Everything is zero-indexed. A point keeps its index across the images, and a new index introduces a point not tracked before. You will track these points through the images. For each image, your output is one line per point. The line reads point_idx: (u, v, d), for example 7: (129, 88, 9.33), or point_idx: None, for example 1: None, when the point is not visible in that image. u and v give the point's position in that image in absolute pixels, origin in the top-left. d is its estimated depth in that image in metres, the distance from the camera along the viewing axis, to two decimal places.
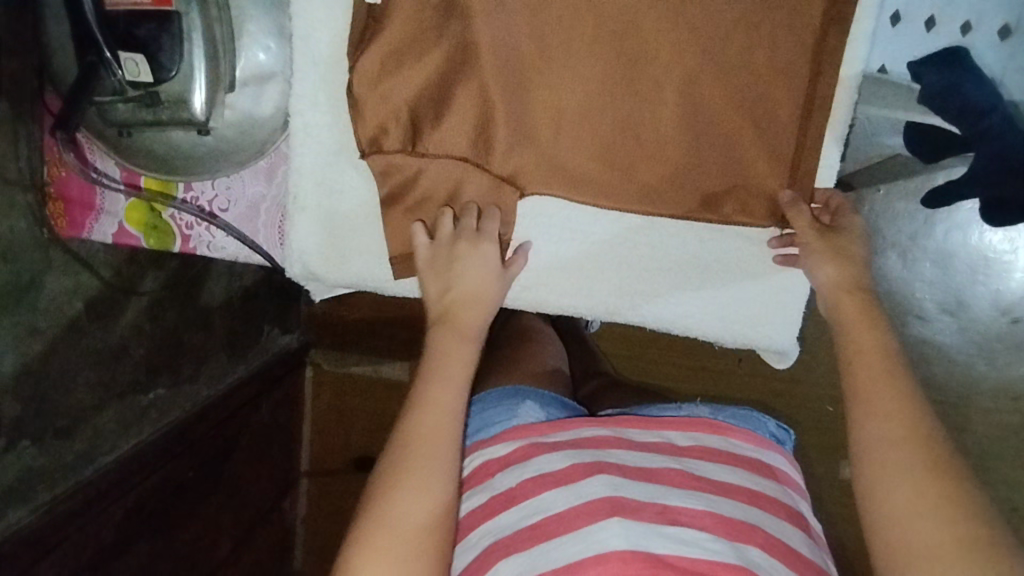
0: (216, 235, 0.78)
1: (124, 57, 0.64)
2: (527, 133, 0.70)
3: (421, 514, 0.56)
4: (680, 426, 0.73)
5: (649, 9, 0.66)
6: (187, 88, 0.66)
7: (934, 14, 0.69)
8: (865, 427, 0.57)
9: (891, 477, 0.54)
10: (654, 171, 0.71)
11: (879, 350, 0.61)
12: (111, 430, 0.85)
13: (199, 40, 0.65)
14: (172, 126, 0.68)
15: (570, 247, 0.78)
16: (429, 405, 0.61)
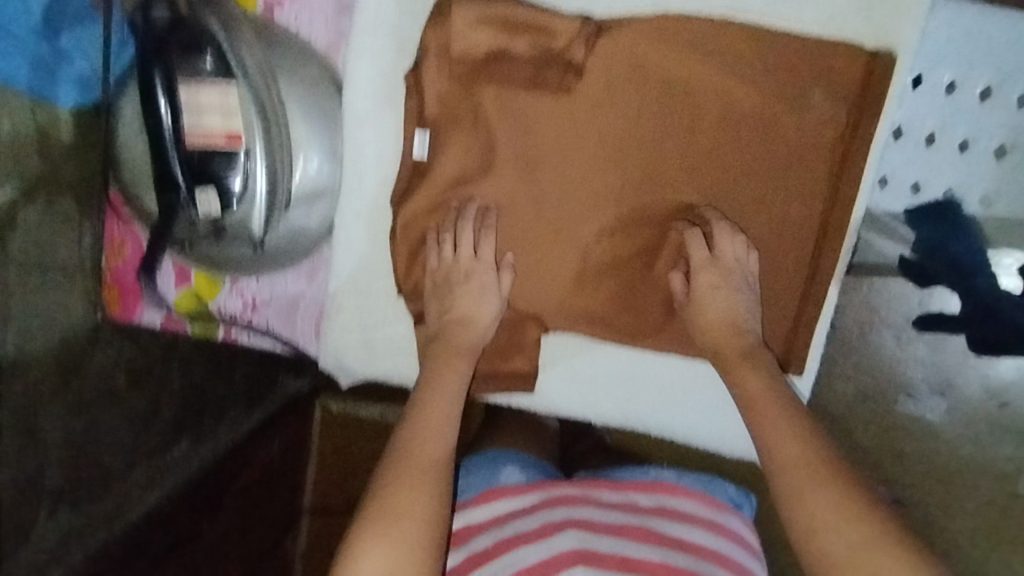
0: (257, 327, 0.85)
1: (199, 191, 0.70)
2: (546, 252, 0.80)
3: (423, 510, 0.61)
4: (642, 486, 0.78)
5: (665, 158, 0.78)
6: (249, 214, 0.71)
7: (934, 132, 0.85)
8: (771, 449, 0.65)
9: (802, 490, 0.61)
10: (658, 292, 0.81)
11: (759, 388, 0.71)
12: (143, 484, 0.63)
13: (263, 172, 0.70)
14: (230, 243, 0.74)
15: (588, 360, 0.84)
16: (430, 419, 0.68)
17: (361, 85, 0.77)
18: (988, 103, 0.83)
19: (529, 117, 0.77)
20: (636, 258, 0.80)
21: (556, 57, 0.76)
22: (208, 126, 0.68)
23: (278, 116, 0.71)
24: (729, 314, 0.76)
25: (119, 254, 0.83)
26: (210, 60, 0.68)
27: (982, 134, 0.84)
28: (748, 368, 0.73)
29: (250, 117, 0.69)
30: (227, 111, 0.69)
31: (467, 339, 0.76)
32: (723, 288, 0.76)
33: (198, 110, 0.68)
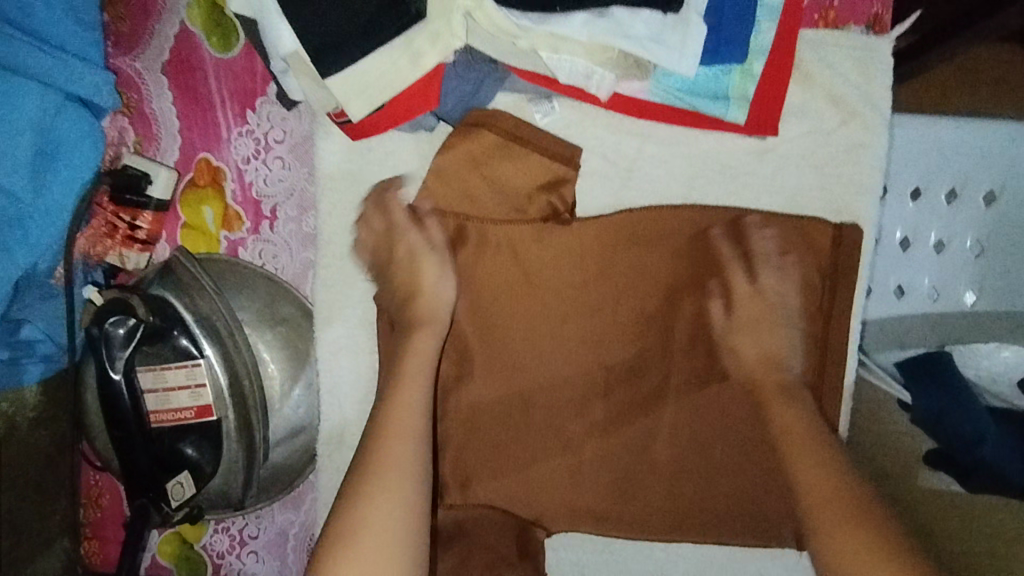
0: (247, 562, 0.80)
1: (170, 481, 0.67)
2: (537, 444, 0.78)
3: (396, 530, 0.60)
4: None
5: (645, 338, 0.78)
6: (229, 479, 0.69)
7: (908, 236, 0.84)
8: (799, 482, 0.66)
9: (835, 532, 0.63)
10: (658, 474, 0.78)
11: (792, 421, 0.70)
12: None
13: (238, 435, 0.68)
14: (213, 507, 0.71)
15: (593, 558, 0.81)
16: (397, 395, 0.67)
17: (334, 313, 0.75)
18: (955, 206, 0.82)
19: (504, 316, 0.77)
20: (631, 441, 0.78)
21: (526, 262, 0.76)
22: (176, 405, 0.67)
23: (249, 372, 0.69)
24: (766, 351, 0.73)
25: (97, 504, 0.79)
26: (181, 345, 0.68)
27: (955, 234, 0.83)
28: (785, 403, 0.71)
29: (218, 385, 0.68)
30: (196, 388, 0.67)
31: (434, 311, 0.71)
32: (768, 324, 0.74)
33: (165, 391, 0.67)
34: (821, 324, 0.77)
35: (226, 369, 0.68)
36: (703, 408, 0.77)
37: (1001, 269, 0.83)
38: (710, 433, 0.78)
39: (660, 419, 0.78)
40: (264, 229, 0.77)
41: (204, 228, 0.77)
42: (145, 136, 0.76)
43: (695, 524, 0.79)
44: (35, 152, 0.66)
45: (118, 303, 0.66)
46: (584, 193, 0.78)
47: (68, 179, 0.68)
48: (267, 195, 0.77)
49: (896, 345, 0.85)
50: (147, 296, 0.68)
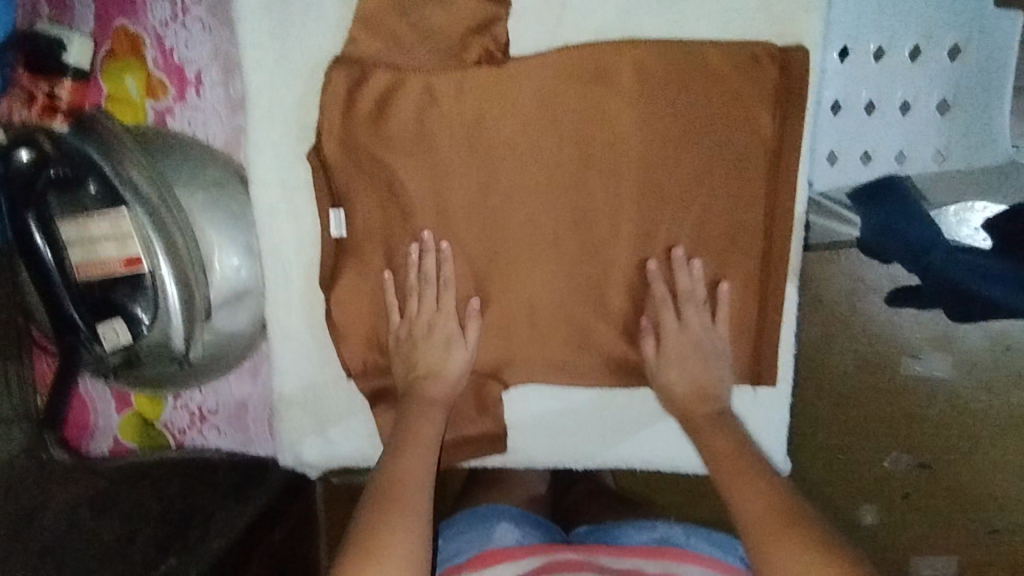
0: (209, 437, 0.81)
1: (103, 326, 0.68)
2: (492, 295, 0.77)
3: (408, 546, 0.59)
4: (648, 552, 0.75)
5: (593, 179, 0.75)
6: (165, 333, 0.69)
7: (872, 99, 0.78)
8: (738, 504, 0.64)
9: (771, 545, 0.59)
10: (616, 316, 0.78)
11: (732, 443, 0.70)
12: None
13: (173, 288, 0.67)
14: (156, 364, 0.71)
15: (556, 411, 0.80)
16: (414, 444, 0.69)
17: (270, 174, 0.74)
18: (919, 62, 0.77)
19: (446, 163, 0.74)
20: (587, 287, 0.77)
21: (466, 109, 0.73)
22: (102, 256, 0.66)
23: (180, 223, 0.68)
24: (698, 382, 0.75)
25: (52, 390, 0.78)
26: (93, 192, 0.66)
27: (923, 91, 0.78)
28: (713, 431, 0.72)
29: (144, 234, 0.66)
30: (121, 238, 0.66)
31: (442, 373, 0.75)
32: (694, 356, 0.76)
33: (90, 242, 0.66)
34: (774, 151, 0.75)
35: (151, 223, 0.67)
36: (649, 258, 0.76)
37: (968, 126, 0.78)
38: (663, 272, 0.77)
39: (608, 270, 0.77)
40: (190, 95, 0.74)
41: (129, 99, 0.74)
42: (58, 5, 0.73)
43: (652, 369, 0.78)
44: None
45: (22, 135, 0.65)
46: (519, 33, 0.75)
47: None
48: (189, 60, 0.74)
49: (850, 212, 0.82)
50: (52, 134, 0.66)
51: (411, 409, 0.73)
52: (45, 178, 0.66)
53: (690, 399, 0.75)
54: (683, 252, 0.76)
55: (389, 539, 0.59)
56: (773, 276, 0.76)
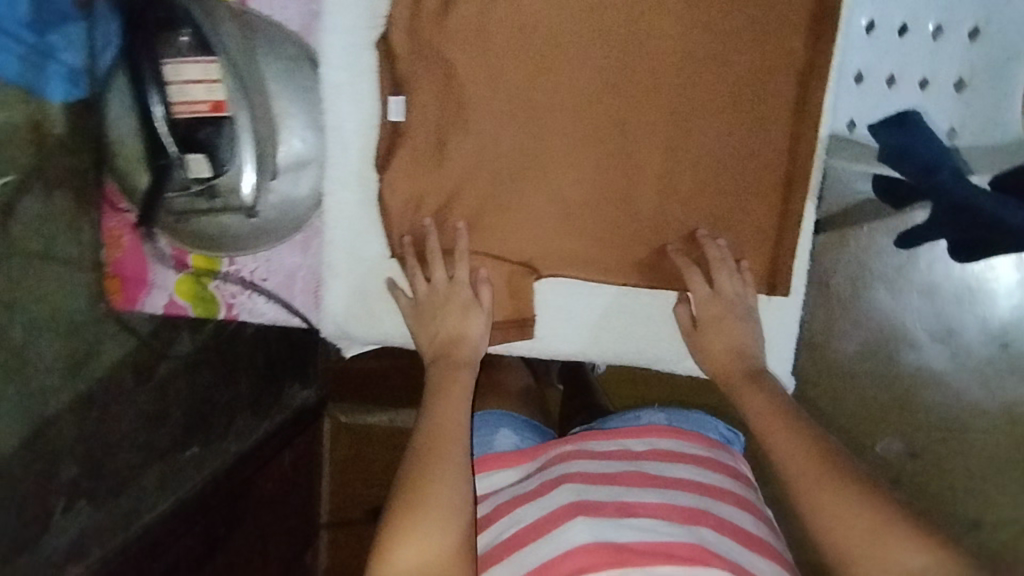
0: (257, 302, 0.87)
1: (188, 157, 0.74)
2: (533, 190, 0.83)
3: (454, 495, 0.63)
4: (637, 433, 0.78)
5: (636, 88, 0.81)
6: (237, 178, 0.76)
7: (893, 73, 0.86)
8: (773, 450, 0.67)
9: (807, 483, 0.62)
10: (647, 218, 0.83)
11: (765, 406, 0.72)
12: (153, 488, 0.80)
13: (247, 138, 0.75)
14: (222, 211, 0.78)
15: (582, 304, 0.86)
16: (445, 402, 0.74)
17: (340, 57, 0.81)
18: (940, 41, 0.84)
19: (502, 61, 0.81)
20: (623, 187, 0.83)
21: (525, 15, 0.80)
22: (191, 97, 0.73)
23: (258, 85, 0.76)
24: (733, 344, 0.80)
25: (119, 246, 0.84)
26: (183, 40, 0.73)
27: (939, 71, 0.85)
28: (751, 391, 0.75)
29: (232, 84, 0.75)
30: (210, 83, 0.74)
31: (470, 348, 0.80)
32: (729, 319, 0.81)
33: (181, 83, 0.73)
34: (804, 76, 0.81)
35: (235, 78, 0.74)
36: (681, 168, 0.82)
37: (981, 104, 0.84)
38: (694, 180, 0.82)
39: (642, 177, 0.83)
40: None
41: None
42: None
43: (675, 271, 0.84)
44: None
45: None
46: None
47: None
48: None
49: (872, 164, 0.86)
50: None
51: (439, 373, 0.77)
52: (139, 17, 0.74)
53: (721, 366, 0.80)
54: (712, 166, 0.82)
55: (434, 489, 0.63)
56: (795, 192, 0.82)
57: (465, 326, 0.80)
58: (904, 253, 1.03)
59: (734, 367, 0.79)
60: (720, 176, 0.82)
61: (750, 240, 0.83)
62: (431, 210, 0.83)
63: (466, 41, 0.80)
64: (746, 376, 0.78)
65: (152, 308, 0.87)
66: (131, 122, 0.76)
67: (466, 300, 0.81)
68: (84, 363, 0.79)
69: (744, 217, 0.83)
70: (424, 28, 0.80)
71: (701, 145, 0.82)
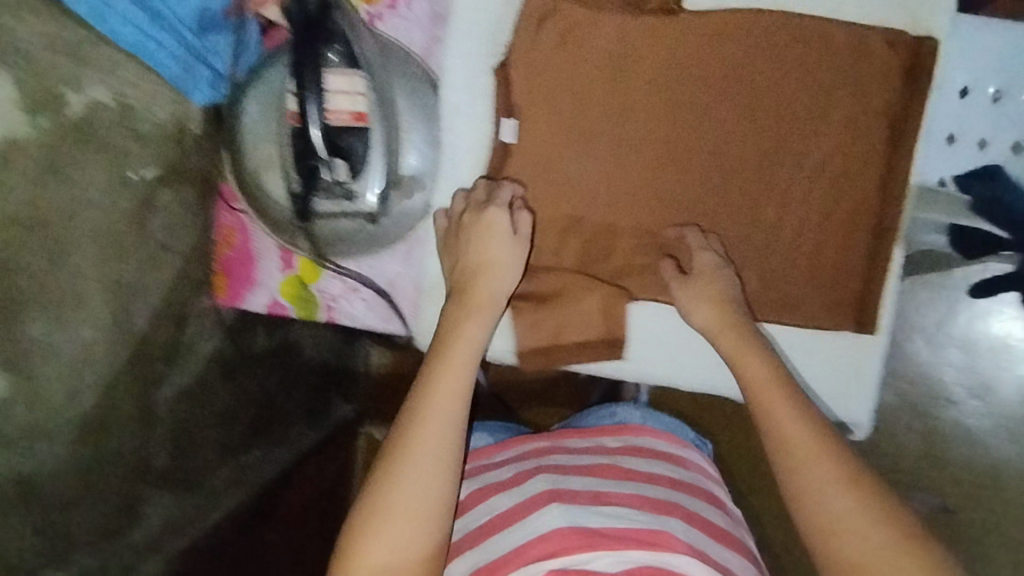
0: (356, 307, 0.88)
1: (334, 162, 0.79)
2: (631, 215, 0.86)
3: (431, 477, 0.63)
4: (609, 431, 0.81)
5: (737, 126, 0.85)
6: (367, 185, 0.82)
7: (954, 132, 0.88)
8: (772, 427, 0.68)
9: (799, 467, 0.64)
10: (742, 250, 0.86)
11: (759, 369, 0.74)
12: (227, 476, 0.88)
13: (378, 148, 0.81)
14: (343, 213, 0.83)
15: (676, 330, 0.87)
16: (447, 359, 0.71)
17: (457, 78, 0.85)
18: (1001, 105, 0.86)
19: (609, 93, 0.85)
20: (719, 219, 0.86)
21: (634, 51, 0.84)
22: (338, 107, 0.79)
23: (387, 101, 0.81)
24: (717, 294, 0.81)
25: (228, 243, 0.86)
26: (332, 55, 0.78)
27: (1000, 132, 0.86)
28: (750, 348, 0.76)
29: (372, 98, 0.80)
30: (353, 95, 0.79)
31: (489, 288, 0.78)
32: (726, 273, 0.82)
33: (332, 93, 0.78)
34: (897, 126, 0.84)
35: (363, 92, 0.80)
36: (771, 205, 0.85)
37: None
38: (788, 216, 0.85)
39: (733, 210, 0.86)
40: (401, 5, 0.86)
41: None
42: None
43: (766, 304, 0.86)
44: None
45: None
46: None
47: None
48: None
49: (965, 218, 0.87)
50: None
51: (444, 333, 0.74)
52: (308, 27, 0.77)
53: (716, 323, 0.80)
54: (807, 204, 0.85)
55: (415, 468, 0.63)
56: (885, 236, 0.84)
57: (496, 248, 0.79)
58: (945, 307, 1.14)
59: (727, 327, 0.79)
60: (809, 216, 0.85)
61: (837, 279, 0.85)
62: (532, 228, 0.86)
63: (578, 73, 0.85)
64: (727, 324, 0.79)
65: (252, 305, 0.88)
66: (269, 126, 0.80)
67: (465, 225, 0.80)
68: (179, 355, 0.84)
69: (833, 256, 0.85)
70: (539, 58, 0.84)
71: (793, 184, 0.85)
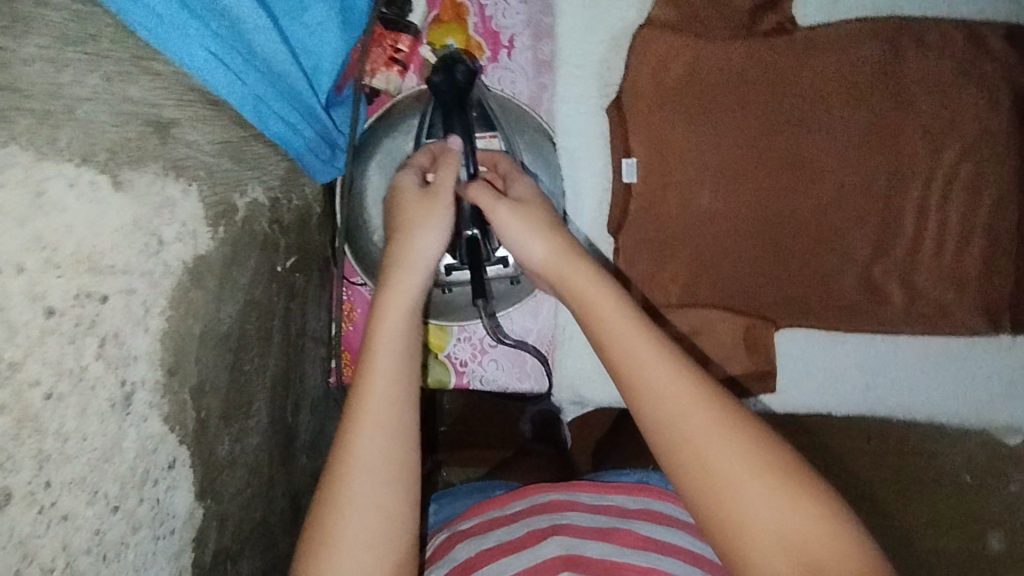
0: (488, 369, 0.86)
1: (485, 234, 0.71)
2: (766, 242, 0.83)
3: (379, 485, 0.51)
4: (632, 490, 0.67)
5: (868, 137, 0.81)
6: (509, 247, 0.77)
7: None
8: (657, 387, 0.50)
9: (717, 443, 0.47)
10: (887, 265, 0.83)
11: (602, 298, 0.55)
12: None
13: None
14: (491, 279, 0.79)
15: (821, 354, 0.85)
16: (378, 331, 0.56)
17: (571, 125, 0.84)
18: None
19: (729, 119, 0.82)
20: (858, 233, 0.82)
21: (752, 74, 0.82)
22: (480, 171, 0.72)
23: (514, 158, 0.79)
24: (546, 220, 0.60)
25: (350, 319, 0.85)
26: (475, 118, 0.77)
27: None
28: (588, 288, 0.56)
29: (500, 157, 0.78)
30: None
31: (416, 248, 0.59)
32: (531, 209, 0.60)
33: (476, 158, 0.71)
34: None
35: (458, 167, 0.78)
36: (903, 215, 0.82)
37: None
38: (928, 224, 0.82)
39: (869, 225, 0.82)
40: (503, 57, 0.84)
41: None
42: None
43: (919, 317, 0.83)
44: (272, 8, 0.59)
45: (444, 65, 0.75)
46: (802, 11, 0.84)
47: (318, 32, 0.64)
48: (505, 27, 0.84)
49: None
50: (469, 68, 0.76)
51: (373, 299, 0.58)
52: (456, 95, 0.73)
53: (552, 258, 0.58)
54: (944, 211, 0.82)
55: (357, 482, 0.51)
56: None
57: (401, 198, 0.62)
58: None
59: (563, 259, 0.57)
60: (948, 224, 0.82)
61: (983, 286, 0.82)
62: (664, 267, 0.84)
63: (695, 104, 0.82)
64: (561, 256, 0.58)
65: None
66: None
67: (408, 194, 0.62)
68: (316, 442, 0.82)
69: (982, 259, 0.82)
70: (653, 94, 0.82)
71: (927, 190, 0.82)
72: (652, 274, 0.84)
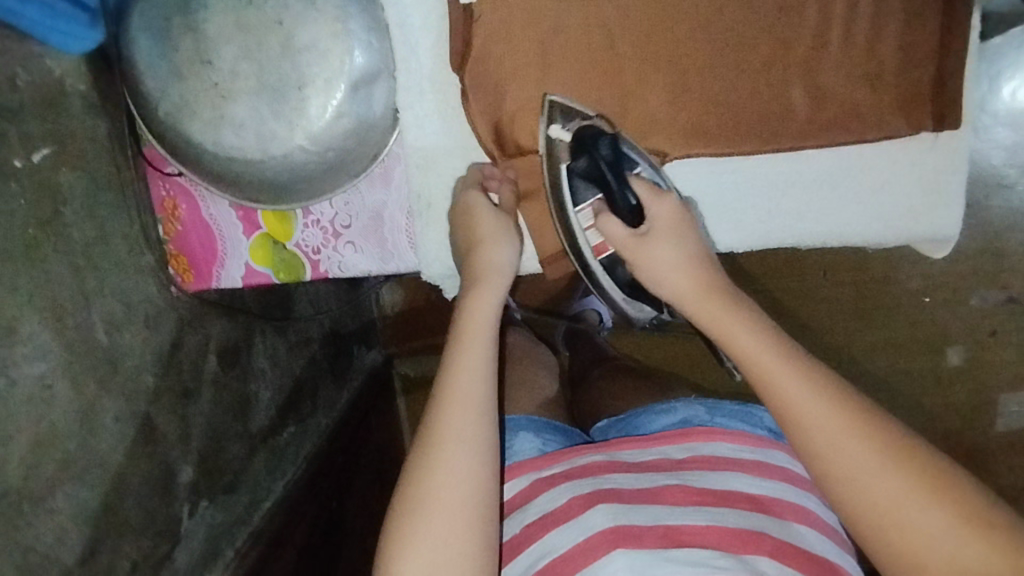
0: (347, 253, 0.74)
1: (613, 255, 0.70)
2: (644, 58, 0.68)
3: (463, 469, 0.53)
4: (677, 437, 0.63)
5: None
6: (292, 103, 0.63)
7: None
8: (803, 417, 0.51)
9: (874, 471, 0.49)
10: (786, 65, 0.69)
11: (753, 344, 0.55)
12: (263, 475, 0.85)
13: (284, 56, 0.63)
14: (290, 147, 0.65)
15: (719, 184, 0.74)
16: (470, 323, 0.60)
17: None
18: None
19: None
20: (748, 32, 0.68)
21: None
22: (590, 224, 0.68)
23: None
24: (677, 253, 0.62)
25: (175, 217, 0.73)
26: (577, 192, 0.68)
27: None
28: (736, 317, 0.57)
29: None
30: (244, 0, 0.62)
31: (497, 257, 0.65)
32: (669, 236, 0.63)
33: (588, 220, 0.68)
34: None
35: (242, 29, 0.63)
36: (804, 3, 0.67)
37: None
38: (833, 9, 0.68)
39: (763, 19, 0.68)
40: None
41: None
42: None
43: (830, 125, 0.70)
44: None
45: (585, 146, 0.66)
46: None
47: None
48: None
49: None
50: (612, 140, 0.66)
51: (464, 298, 0.62)
52: (614, 174, 0.65)
53: (693, 290, 0.60)
54: None
55: (436, 493, 0.51)
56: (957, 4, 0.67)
57: (466, 215, 0.67)
58: (987, 84, 0.98)
59: (706, 293, 0.60)
60: (856, 6, 0.67)
61: (901, 77, 0.69)
62: (524, 107, 0.69)
63: None
64: (703, 287, 0.60)
65: (225, 279, 0.74)
66: (172, 60, 0.63)
67: (477, 209, 0.67)
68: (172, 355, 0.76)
69: (897, 46, 0.68)
70: None
71: None
72: (509, 117, 0.69)
